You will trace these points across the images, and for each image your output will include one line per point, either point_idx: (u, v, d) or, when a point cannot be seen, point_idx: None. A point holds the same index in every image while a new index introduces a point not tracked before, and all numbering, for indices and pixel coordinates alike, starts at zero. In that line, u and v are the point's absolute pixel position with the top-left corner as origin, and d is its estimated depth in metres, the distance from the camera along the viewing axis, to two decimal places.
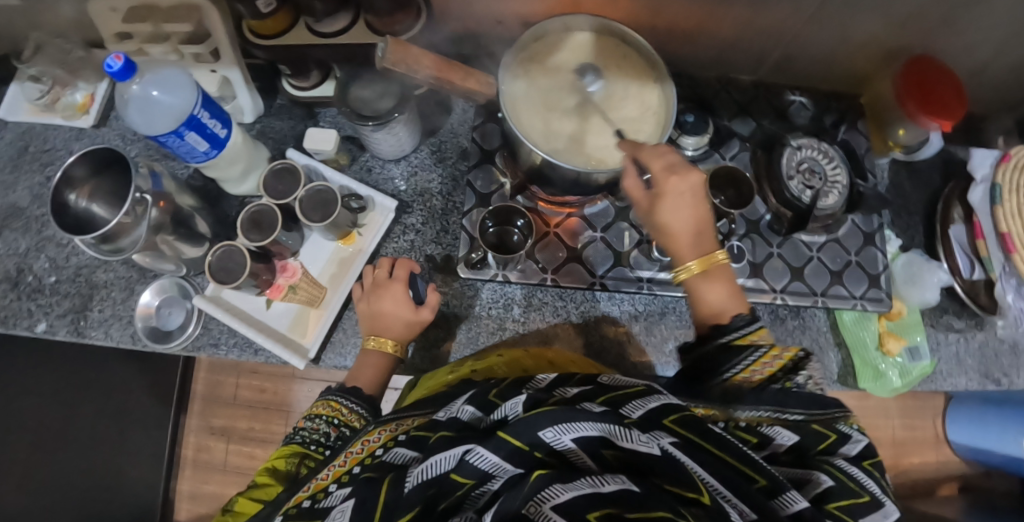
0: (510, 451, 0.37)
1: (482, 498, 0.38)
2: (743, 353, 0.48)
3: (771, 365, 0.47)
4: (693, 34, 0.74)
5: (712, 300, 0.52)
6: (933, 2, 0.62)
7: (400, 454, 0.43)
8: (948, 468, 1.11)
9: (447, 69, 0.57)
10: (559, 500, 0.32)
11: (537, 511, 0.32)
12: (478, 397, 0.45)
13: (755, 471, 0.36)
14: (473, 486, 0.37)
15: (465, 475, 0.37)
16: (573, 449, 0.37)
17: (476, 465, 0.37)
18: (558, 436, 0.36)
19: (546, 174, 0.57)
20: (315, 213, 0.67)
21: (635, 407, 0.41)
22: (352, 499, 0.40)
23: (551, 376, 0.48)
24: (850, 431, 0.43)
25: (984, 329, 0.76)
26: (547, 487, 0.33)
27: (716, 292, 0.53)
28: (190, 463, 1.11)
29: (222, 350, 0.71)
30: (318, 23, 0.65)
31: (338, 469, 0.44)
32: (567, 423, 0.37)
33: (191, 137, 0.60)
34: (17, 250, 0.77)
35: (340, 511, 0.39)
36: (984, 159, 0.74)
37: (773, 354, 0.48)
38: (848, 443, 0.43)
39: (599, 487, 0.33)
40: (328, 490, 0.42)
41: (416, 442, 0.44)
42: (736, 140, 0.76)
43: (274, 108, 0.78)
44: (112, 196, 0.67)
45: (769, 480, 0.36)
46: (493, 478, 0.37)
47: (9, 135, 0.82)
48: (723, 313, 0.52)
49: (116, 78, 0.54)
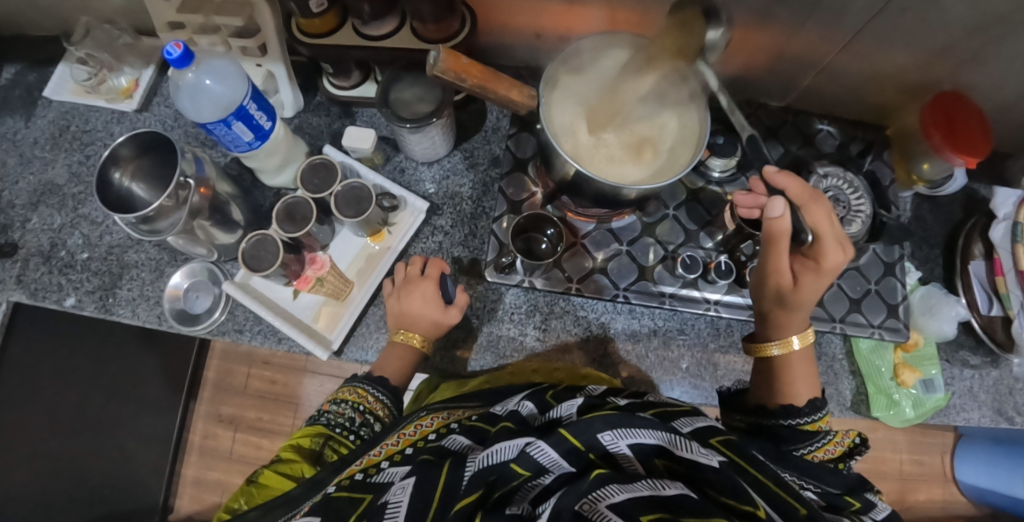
0: (568, 449, 0.39)
1: (535, 491, 0.38)
2: (814, 437, 0.53)
3: (834, 452, 0.53)
4: (725, 58, 0.76)
5: (795, 382, 0.58)
6: (965, 39, 0.63)
7: (458, 442, 0.47)
8: (954, 506, 1.11)
9: (492, 79, 0.59)
10: (614, 499, 0.33)
11: (592, 509, 0.33)
12: (537, 396, 0.50)
13: (795, 499, 0.36)
14: (529, 477, 0.38)
15: (524, 465, 0.38)
16: (626, 455, 0.39)
17: (536, 457, 0.38)
18: (616, 440, 0.39)
19: (578, 185, 0.58)
20: (348, 209, 0.69)
21: (685, 423, 0.43)
22: (413, 476, 0.42)
23: (600, 388, 0.52)
24: (876, 499, 0.44)
25: (999, 367, 0.76)
26: (602, 487, 0.34)
27: (800, 375, 0.58)
28: (197, 450, 1.12)
29: (245, 337, 0.72)
30: (365, 26, 0.67)
31: (391, 448, 0.50)
32: (625, 429, 0.40)
33: (238, 127, 0.61)
34: (52, 226, 0.79)
35: (401, 487, 0.41)
36: (1007, 198, 0.75)
37: (836, 439, 0.54)
38: (874, 509, 0.43)
39: (658, 490, 0.34)
40: (380, 467, 0.46)
41: (473, 433, 0.48)
42: (763, 165, 0.77)
43: (312, 104, 0.81)
44: (153, 178, 0.69)
45: (807, 508, 0.36)
46: (547, 473, 0.38)
47: (51, 114, 0.84)
48: (797, 397, 0.57)
49: (174, 65, 0.57)
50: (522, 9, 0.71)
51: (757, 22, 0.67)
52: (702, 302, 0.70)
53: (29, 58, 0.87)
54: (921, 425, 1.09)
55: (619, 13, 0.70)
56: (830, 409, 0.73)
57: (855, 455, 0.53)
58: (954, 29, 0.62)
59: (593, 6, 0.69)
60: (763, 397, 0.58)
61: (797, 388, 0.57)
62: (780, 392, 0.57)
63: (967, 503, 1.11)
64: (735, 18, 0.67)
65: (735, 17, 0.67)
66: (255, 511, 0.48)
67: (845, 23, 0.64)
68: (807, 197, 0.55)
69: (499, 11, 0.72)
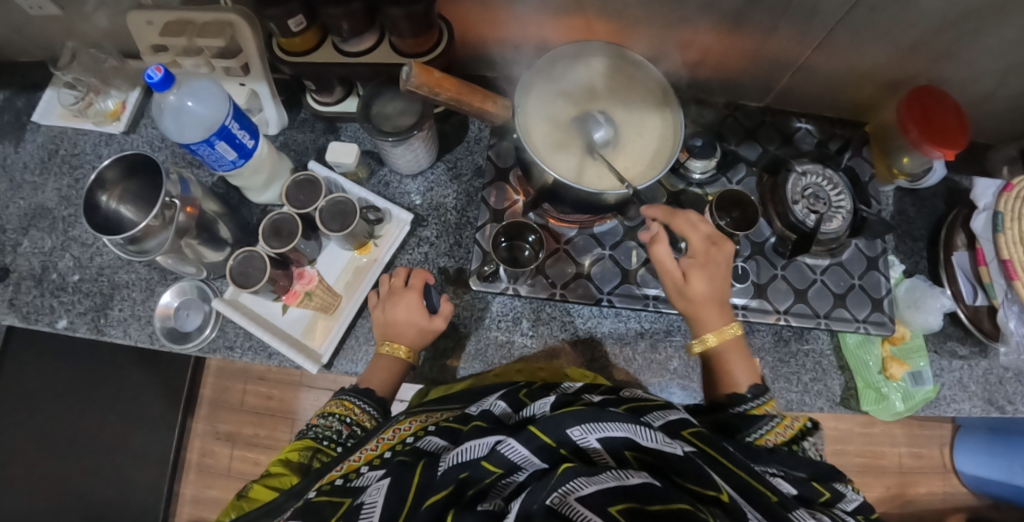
0: (540, 445, 0.41)
1: (508, 488, 0.40)
2: (760, 421, 0.51)
3: (786, 434, 0.51)
4: (702, 62, 0.77)
5: (732, 369, 0.58)
6: (936, 34, 0.64)
7: (433, 443, 0.48)
8: (954, 498, 1.11)
9: (467, 91, 0.61)
10: (582, 492, 0.35)
11: (563, 502, 0.35)
12: (510, 395, 0.52)
13: (766, 487, 0.39)
14: (502, 474, 0.40)
15: (496, 463, 0.41)
16: (597, 449, 0.40)
17: (506, 455, 0.41)
18: (585, 434, 0.41)
19: (557, 192, 0.59)
20: (334, 223, 0.69)
21: (657, 416, 0.45)
22: (389, 477, 0.44)
23: (576, 385, 0.54)
24: (845, 488, 0.46)
25: (988, 356, 0.77)
26: (572, 480, 0.36)
27: (738, 365, 0.58)
28: (195, 466, 1.12)
29: (236, 353, 0.73)
30: (344, 43, 0.68)
31: (371, 453, 0.50)
32: (594, 424, 0.41)
33: (221, 146, 0.62)
34: (43, 249, 0.80)
35: (376, 488, 0.43)
36: (987, 188, 0.75)
37: (785, 423, 0.52)
38: (844, 499, 0.45)
39: (624, 480, 0.36)
40: (360, 471, 0.48)
41: (447, 433, 0.49)
42: (743, 165, 0.78)
43: (297, 121, 0.82)
44: (140, 198, 0.70)
45: (778, 496, 0.39)
46: (520, 470, 0.41)
47: (40, 139, 0.85)
48: (739, 384, 0.57)
49: (155, 88, 0.57)
50: (499, 21, 0.72)
51: (731, 25, 0.68)
52: None
53: (17, 84, 0.88)
54: (917, 418, 1.09)
55: (595, 21, 0.71)
56: (820, 405, 0.73)
57: (806, 436, 0.51)
58: (924, 25, 0.63)
59: (568, 15, 0.70)
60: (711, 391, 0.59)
61: (736, 378, 0.57)
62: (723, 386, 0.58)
63: (968, 495, 1.10)
64: (708, 22, 0.68)
65: (708, 21, 0.68)
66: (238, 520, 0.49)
67: (816, 22, 0.65)
68: (669, 213, 0.63)
69: (477, 23, 0.73)
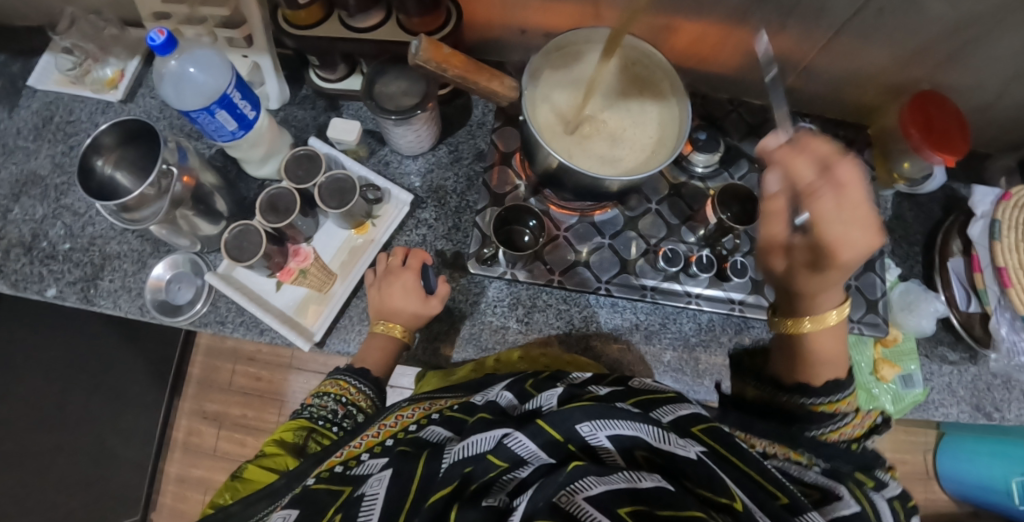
0: (547, 440, 0.40)
1: (511, 484, 0.39)
2: (829, 419, 0.52)
3: (852, 431, 0.52)
4: (708, 56, 0.77)
5: (816, 364, 0.54)
6: (943, 40, 0.64)
7: (437, 434, 0.48)
8: (937, 505, 1.12)
9: (475, 69, 0.59)
10: (590, 492, 0.35)
11: (569, 500, 0.35)
12: (516, 386, 0.52)
13: (777, 489, 0.38)
14: (507, 469, 0.40)
15: (501, 456, 0.40)
16: (605, 447, 0.40)
17: (513, 449, 0.40)
18: (594, 431, 0.41)
19: (560, 176, 0.59)
20: (332, 200, 0.69)
21: (666, 412, 0.45)
22: (390, 468, 0.44)
23: (584, 376, 0.54)
24: (886, 477, 0.46)
25: (978, 363, 0.77)
26: (580, 479, 0.36)
27: (828, 351, 0.55)
28: (180, 446, 1.11)
29: (227, 329, 0.72)
30: (351, 18, 0.68)
31: (372, 439, 0.51)
32: (603, 421, 0.41)
33: (221, 116, 0.61)
34: (34, 216, 0.78)
35: (378, 479, 0.43)
36: (985, 196, 0.76)
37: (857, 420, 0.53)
38: (886, 487, 0.45)
39: (635, 482, 0.36)
40: (360, 458, 0.48)
41: (452, 424, 0.49)
42: (745, 160, 0.78)
43: (298, 97, 0.80)
44: (136, 167, 0.69)
45: (788, 497, 0.38)
46: (523, 466, 0.40)
47: (35, 104, 0.83)
48: (819, 377, 0.54)
49: (157, 52, 0.56)
50: (509, 5, 0.72)
51: (738, 21, 0.68)
52: (684, 295, 0.71)
53: (14, 48, 0.86)
54: (903, 424, 1.10)
55: (603, 9, 0.70)
56: None
57: (873, 434, 0.54)
58: (929, 29, 0.63)
59: (578, 4, 0.70)
60: (785, 374, 0.57)
61: (818, 369, 0.54)
62: (799, 372, 0.55)
63: (949, 501, 1.12)
64: (717, 16, 0.68)
65: (717, 15, 0.68)
66: (237, 505, 0.49)
67: (824, 22, 0.65)
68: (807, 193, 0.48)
69: (485, 7, 0.73)
